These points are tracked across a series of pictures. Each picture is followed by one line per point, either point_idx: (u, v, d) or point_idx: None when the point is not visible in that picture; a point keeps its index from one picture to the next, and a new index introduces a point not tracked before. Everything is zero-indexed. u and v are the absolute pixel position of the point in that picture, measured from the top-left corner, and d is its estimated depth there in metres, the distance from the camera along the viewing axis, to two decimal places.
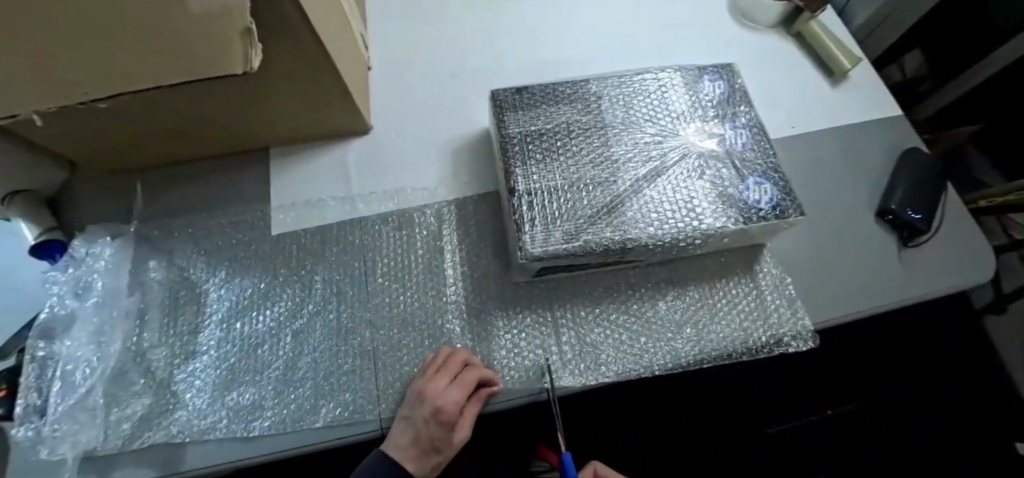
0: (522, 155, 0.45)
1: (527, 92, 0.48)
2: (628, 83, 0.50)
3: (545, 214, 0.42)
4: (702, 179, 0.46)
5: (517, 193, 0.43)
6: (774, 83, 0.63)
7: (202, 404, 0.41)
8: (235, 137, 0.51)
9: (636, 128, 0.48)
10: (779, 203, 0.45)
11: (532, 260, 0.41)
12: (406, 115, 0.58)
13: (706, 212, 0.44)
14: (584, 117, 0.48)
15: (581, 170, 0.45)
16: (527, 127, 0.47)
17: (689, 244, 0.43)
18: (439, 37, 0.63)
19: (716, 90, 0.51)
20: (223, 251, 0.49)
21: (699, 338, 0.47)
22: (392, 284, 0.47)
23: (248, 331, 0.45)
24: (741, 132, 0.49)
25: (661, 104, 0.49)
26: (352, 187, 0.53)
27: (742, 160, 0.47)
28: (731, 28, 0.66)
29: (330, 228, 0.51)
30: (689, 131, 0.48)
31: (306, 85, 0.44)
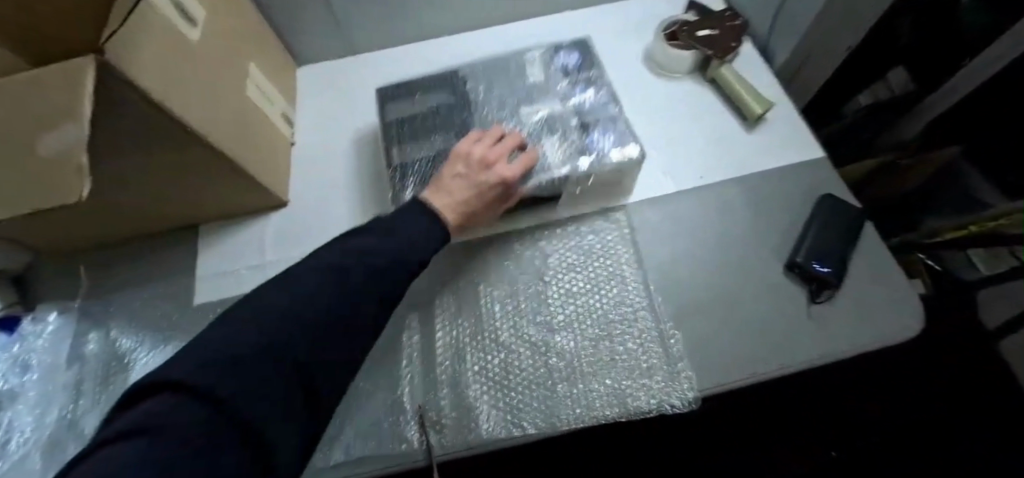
0: (400, 139, 0.58)
1: (403, 87, 0.61)
2: (494, 68, 0.63)
3: (422, 181, 0.55)
4: (551, 136, 0.56)
5: (394, 168, 0.56)
6: (685, 131, 0.63)
7: None
8: (164, 217, 0.56)
9: (497, 103, 0.60)
10: (620, 144, 0.54)
11: None
12: (321, 185, 0.62)
13: (553, 161, 0.53)
14: (454, 98, 0.61)
15: (446, 145, 0.57)
16: (406, 112, 0.60)
17: (539, 187, 0.52)
18: (362, 108, 0.68)
19: (570, 60, 0.62)
20: (154, 322, 0.54)
21: (577, 402, 0.46)
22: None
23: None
24: (587, 92, 0.59)
25: (519, 80, 0.62)
26: (267, 250, 0.58)
27: (586, 112, 0.57)
28: (644, 79, 0.67)
29: (248, 296, 0.55)
30: (543, 93, 0.60)
31: (205, 170, 0.48)
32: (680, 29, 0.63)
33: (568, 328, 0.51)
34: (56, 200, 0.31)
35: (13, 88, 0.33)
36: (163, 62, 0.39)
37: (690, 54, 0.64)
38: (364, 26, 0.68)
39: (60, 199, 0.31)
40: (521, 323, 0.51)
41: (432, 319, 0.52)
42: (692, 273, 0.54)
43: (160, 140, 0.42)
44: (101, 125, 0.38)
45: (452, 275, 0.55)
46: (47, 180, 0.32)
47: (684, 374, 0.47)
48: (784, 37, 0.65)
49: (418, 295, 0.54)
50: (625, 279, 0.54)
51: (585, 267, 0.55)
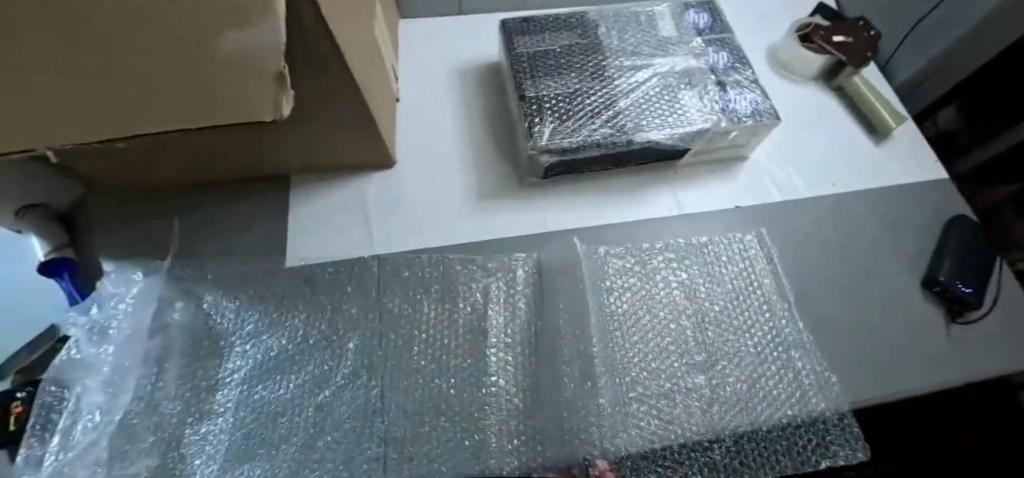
0: (530, 70, 0.52)
1: (533, 21, 0.56)
2: (624, 17, 0.58)
3: (556, 115, 0.48)
4: (690, 87, 0.50)
5: (526, 98, 0.49)
6: (814, 137, 0.60)
7: (213, 473, 0.38)
8: (262, 163, 0.50)
9: (630, 49, 0.54)
10: (761, 108, 0.50)
11: (539, 153, 0.47)
12: (430, 150, 0.56)
13: (694, 114, 0.49)
14: (583, 40, 0.55)
15: (581, 83, 0.51)
16: (535, 48, 0.54)
17: (680, 142, 0.48)
18: (471, 72, 0.62)
19: (700, 20, 0.58)
20: (248, 295, 0.47)
21: (736, 447, 0.41)
22: (420, 335, 0.45)
23: (270, 396, 0.42)
24: (720, 53, 0.54)
25: (652, 32, 0.56)
26: (378, 235, 0.51)
27: (721, 71, 0.52)
28: (769, 80, 0.65)
29: (354, 267, 0.49)
30: (679, 45, 0.55)
31: (329, 108, 0.41)
32: (816, 31, 0.61)
33: (715, 361, 0.45)
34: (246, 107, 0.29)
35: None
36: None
37: (821, 59, 0.62)
38: None
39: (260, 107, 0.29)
40: (664, 355, 0.45)
41: (562, 332, 0.46)
42: (831, 291, 0.51)
43: (305, 67, 0.35)
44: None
45: (586, 283, 0.49)
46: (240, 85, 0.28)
47: (846, 422, 0.43)
48: (914, 53, 0.64)
49: (551, 289, 0.48)
50: (771, 307, 0.49)
51: (726, 300, 0.49)
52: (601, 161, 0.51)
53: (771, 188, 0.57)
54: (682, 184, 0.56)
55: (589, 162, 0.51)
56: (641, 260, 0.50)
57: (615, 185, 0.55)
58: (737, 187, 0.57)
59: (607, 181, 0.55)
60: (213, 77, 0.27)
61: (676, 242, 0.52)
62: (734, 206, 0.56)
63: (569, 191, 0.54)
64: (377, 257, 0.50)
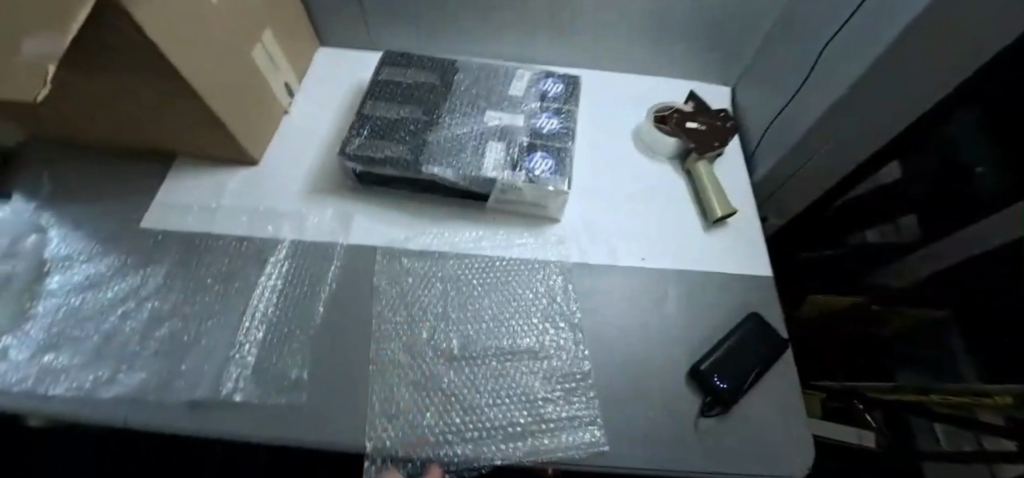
0: (378, 94, 0.61)
1: (407, 55, 0.65)
2: (486, 69, 0.64)
3: (370, 135, 0.57)
4: (500, 142, 0.57)
5: (361, 113, 0.59)
6: (646, 212, 0.63)
7: (22, 359, 0.50)
8: (145, 139, 0.61)
9: (470, 99, 0.61)
10: (557, 174, 0.55)
11: (344, 159, 0.56)
12: (294, 154, 0.65)
13: (488, 165, 0.55)
14: (439, 79, 0.63)
15: (410, 114, 0.59)
16: (394, 78, 0.63)
17: (470, 184, 0.55)
18: (360, 96, 0.71)
19: (552, 89, 0.63)
20: (100, 238, 0.58)
21: (398, 437, 0.46)
22: (207, 294, 0.54)
23: (85, 305, 0.54)
24: (552, 120, 0.60)
25: (501, 89, 0.62)
26: (214, 219, 0.59)
27: (541, 136, 0.58)
28: (628, 151, 0.68)
29: (187, 233, 0.59)
30: (518, 103, 0.61)
31: (178, 102, 0.52)
32: (671, 115, 0.65)
33: (454, 363, 0.51)
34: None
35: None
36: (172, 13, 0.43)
37: (673, 141, 0.65)
38: (396, 27, 0.73)
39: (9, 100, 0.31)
40: (398, 366, 0.50)
41: (327, 317, 0.53)
42: (596, 353, 0.53)
43: (127, 64, 0.45)
44: (91, 38, 0.41)
45: (366, 298, 0.55)
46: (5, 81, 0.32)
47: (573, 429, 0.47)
48: (774, 149, 0.67)
49: (331, 284, 0.55)
50: (544, 343, 0.54)
51: (506, 322, 0.55)
52: (409, 183, 0.58)
53: (581, 248, 0.60)
54: (502, 229, 0.60)
55: (400, 181, 0.58)
56: (449, 269, 0.57)
57: (445, 202, 0.61)
58: (549, 243, 0.60)
59: (432, 206, 0.61)
60: None
61: (491, 259, 0.58)
62: (539, 256, 0.59)
63: (387, 207, 0.60)
64: (207, 231, 0.59)
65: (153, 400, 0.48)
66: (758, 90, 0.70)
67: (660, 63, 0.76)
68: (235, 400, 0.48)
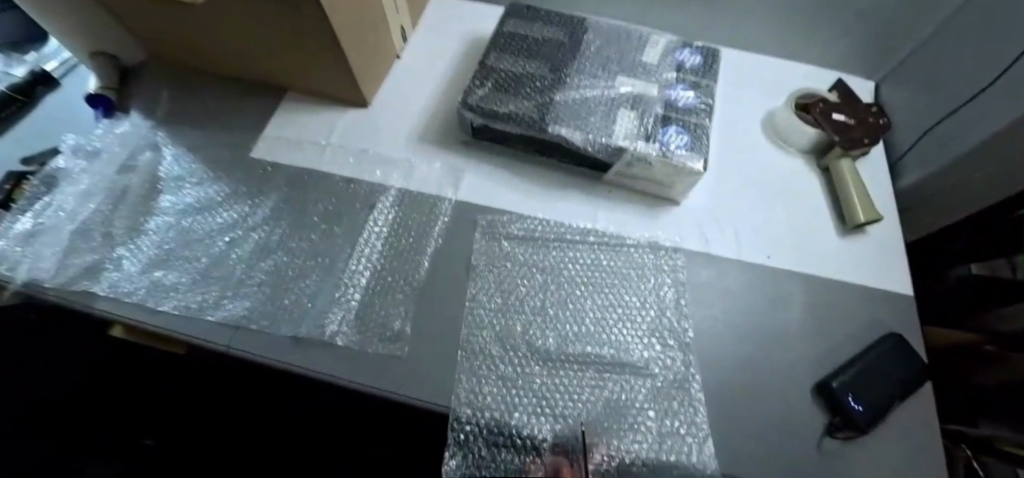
0: (502, 46, 0.57)
1: (533, 9, 0.60)
2: (617, 32, 0.59)
3: (493, 87, 0.53)
4: (632, 111, 0.52)
5: (484, 65, 0.55)
6: (778, 208, 0.57)
7: (134, 271, 0.51)
8: (260, 69, 0.60)
9: (600, 62, 0.56)
10: (693, 151, 0.50)
11: (465, 109, 0.53)
12: (403, 100, 0.63)
13: (618, 133, 0.51)
14: (567, 38, 0.58)
15: (536, 71, 0.55)
16: (520, 31, 0.58)
17: (597, 152, 0.51)
18: (472, 50, 0.68)
19: (690, 60, 0.57)
20: (211, 162, 0.58)
21: (500, 406, 0.43)
22: (314, 232, 0.53)
23: (195, 227, 0.54)
24: (689, 92, 0.54)
25: (635, 55, 0.57)
26: (321, 158, 0.58)
27: (676, 109, 0.53)
28: (758, 140, 0.62)
29: (293, 168, 0.57)
30: (652, 72, 0.56)
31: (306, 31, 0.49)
32: (816, 104, 0.58)
33: (547, 363, 0.46)
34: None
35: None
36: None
37: (814, 133, 0.59)
38: None
39: None
40: (488, 353, 0.46)
41: (433, 271, 0.51)
42: (711, 377, 0.47)
43: None
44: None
45: (473, 257, 0.52)
46: None
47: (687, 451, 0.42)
48: (931, 153, 0.58)
49: (437, 239, 0.53)
50: (649, 357, 0.47)
51: (608, 327, 0.49)
52: (527, 143, 0.54)
53: (702, 237, 0.55)
54: (615, 205, 0.56)
55: (517, 141, 0.55)
56: (549, 259, 0.52)
57: (557, 184, 0.56)
58: (666, 228, 0.55)
59: (541, 185, 0.56)
60: None
61: (595, 256, 0.53)
62: (654, 239, 0.54)
63: (497, 170, 0.57)
64: (314, 169, 0.57)
65: (256, 330, 0.47)
66: (918, 87, 0.62)
67: (800, 46, 0.69)
68: (337, 342, 0.46)
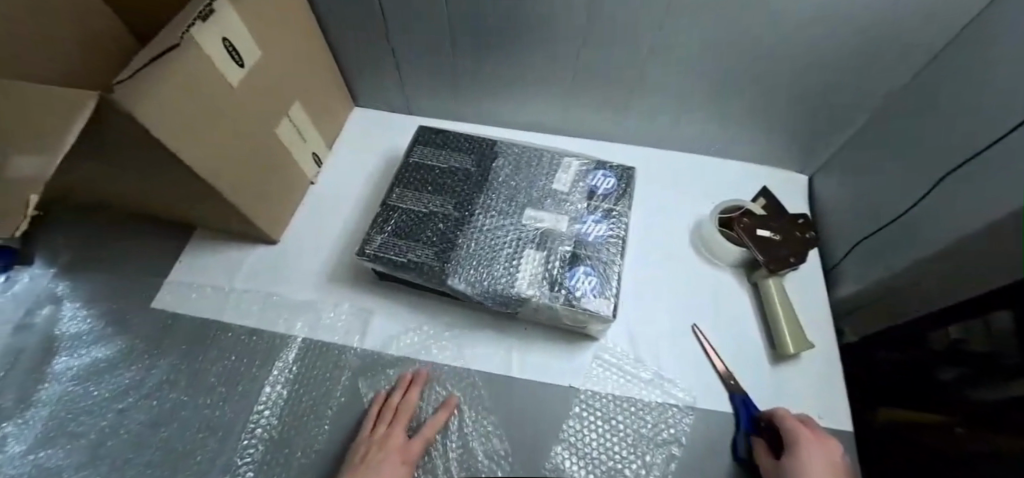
0: (405, 179, 0.55)
1: (441, 134, 0.58)
2: (527, 156, 0.57)
3: (393, 232, 0.51)
4: (538, 251, 0.50)
5: (384, 205, 0.53)
6: (705, 338, 0.54)
7: (15, 454, 0.47)
8: (161, 214, 0.58)
9: (508, 193, 0.54)
10: (601, 295, 0.48)
11: (364, 259, 0.50)
12: (317, 232, 0.61)
13: (523, 280, 0.48)
14: (473, 166, 0.56)
15: (439, 208, 0.52)
16: (425, 160, 0.56)
17: (501, 302, 0.48)
18: (393, 168, 0.66)
19: (603, 185, 0.55)
20: (113, 316, 0.56)
21: None
22: (211, 396, 0.50)
23: (87, 394, 0.51)
24: (599, 224, 0.52)
25: (544, 182, 0.55)
26: (224, 307, 0.55)
27: (586, 244, 0.51)
28: (684, 255, 0.59)
29: (196, 321, 0.55)
30: (562, 202, 0.54)
31: (195, 193, 0.48)
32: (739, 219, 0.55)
33: None
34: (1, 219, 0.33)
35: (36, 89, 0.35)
36: (176, 101, 0.39)
37: (739, 250, 0.56)
38: (436, 92, 0.67)
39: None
40: None
41: (335, 438, 0.48)
42: None
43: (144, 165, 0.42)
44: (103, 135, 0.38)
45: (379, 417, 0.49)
46: (1, 200, 0.34)
47: None
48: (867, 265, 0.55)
49: (342, 397, 0.50)
50: None
51: None
52: (432, 288, 0.52)
53: (622, 381, 0.51)
54: (533, 348, 0.53)
55: (422, 285, 0.52)
56: (456, 421, 0.49)
57: (471, 330, 0.54)
58: (582, 372, 0.51)
59: (454, 332, 0.54)
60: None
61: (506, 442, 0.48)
62: (568, 383, 0.51)
63: (408, 311, 0.55)
64: (216, 321, 0.55)
65: None
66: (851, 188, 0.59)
67: (728, 144, 0.66)
68: None
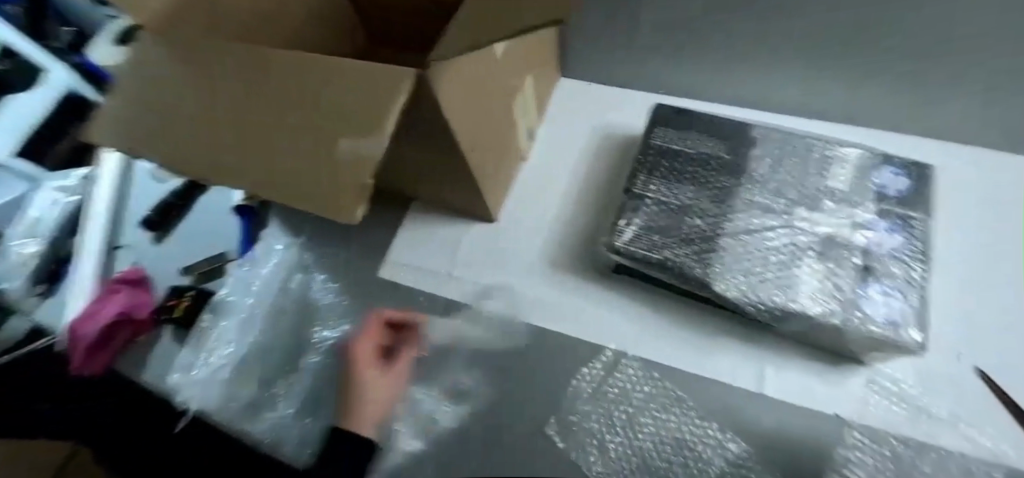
0: (650, 166, 0.50)
1: (684, 115, 0.52)
2: (791, 144, 0.49)
3: (644, 224, 0.47)
4: (820, 261, 0.43)
5: (629, 193, 0.49)
6: (1015, 377, 0.44)
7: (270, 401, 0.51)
8: (390, 187, 0.60)
9: (774, 188, 0.47)
10: (906, 323, 0.40)
11: (611, 252, 0.47)
12: (531, 214, 0.59)
13: (804, 293, 0.42)
14: (728, 155, 0.49)
15: (694, 201, 0.47)
16: (670, 145, 0.51)
17: (774, 314, 0.43)
18: (604, 149, 0.61)
19: (893, 185, 0.46)
20: (347, 283, 0.59)
21: None
22: (446, 371, 0.52)
23: (327, 352, 0.54)
24: (894, 234, 0.44)
25: (818, 178, 0.47)
26: (449, 286, 0.57)
27: (879, 258, 0.43)
28: (977, 276, 0.48)
29: (424, 297, 0.57)
30: (843, 203, 0.45)
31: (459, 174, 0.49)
32: None
33: None
34: (332, 209, 0.28)
35: (354, 66, 0.30)
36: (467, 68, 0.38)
37: None
38: (657, 67, 0.60)
39: (335, 214, 0.27)
40: None
41: (574, 425, 0.47)
42: None
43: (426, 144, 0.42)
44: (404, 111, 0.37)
45: (616, 409, 0.48)
46: (326, 185, 0.28)
47: None
48: None
49: (574, 389, 0.49)
50: None
51: None
52: (677, 288, 0.48)
53: (909, 416, 0.44)
54: (789, 365, 0.47)
55: (665, 284, 0.48)
56: (703, 414, 0.47)
57: (716, 338, 0.49)
58: (852, 400, 0.45)
59: (691, 336, 0.50)
60: (313, 173, 0.29)
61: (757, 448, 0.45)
62: (835, 412, 0.44)
63: (639, 307, 0.52)
64: (442, 298, 0.56)
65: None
66: None
67: None
68: None
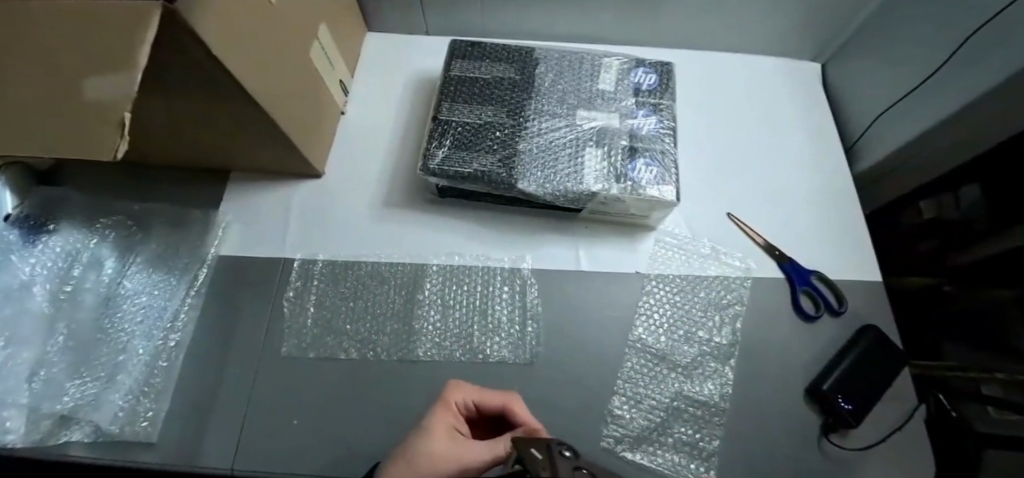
0: (453, 94, 0.54)
1: (477, 46, 0.57)
2: (568, 60, 0.57)
3: (453, 144, 0.51)
4: (598, 148, 0.52)
5: (437, 120, 0.53)
6: (752, 215, 0.59)
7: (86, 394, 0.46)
8: (200, 158, 0.56)
9: (557, 97, 0.54)
10: (662, 183, 0.50)
11: (428, 175, 0.50)
12: (360, 161, 0.60)
13: (589, 175, 0.50)
14: (517, 75, 0.55)
15: (494, 117, 0.53)
16: (468, 73, 0.55)
17: (570, 198, 0.50)
18: (423, 91, 0.64)
19: (645, 81, 0.56)
20: (168, 266, 0.54)
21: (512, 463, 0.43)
22: (294, 323, 0.51)
23: (151, 330, 0.51)
24: (650, 117, 0.54)
25: (590, 84, 0.56)
26: (285, 245, 0.56)
27: (641, 138, 0.53)
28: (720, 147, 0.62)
29: (260, 260, 0.55)
30: (611, 101, 0.55)
31: (256, 127, 0.47)
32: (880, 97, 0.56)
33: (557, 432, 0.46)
34: (92, 154, 0.29)
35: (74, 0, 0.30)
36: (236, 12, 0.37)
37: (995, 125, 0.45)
38: (456, 7, 0.64)
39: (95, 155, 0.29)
40: None
41: (426, 338, 0.51)
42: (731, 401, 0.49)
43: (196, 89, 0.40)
44: (156, 58, 0.35)
45: (462, 314, 0.52)
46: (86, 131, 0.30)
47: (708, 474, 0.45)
48: (879, 139, 0.60)
49: (422, 306, 0.53)
50: (664, 385, 0.50)
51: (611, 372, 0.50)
52: (496, 197, 0.53)
53: (684, 258, 0.56)
54: (597, 241, 0.56)
55: (485, 195, 0.54)
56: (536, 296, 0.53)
57: (538, 236, 0.56)
58: (645, 258, 0.55)
59: (518, 237, 0.56)
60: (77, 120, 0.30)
61: (582, 313, 0.52)
62: (635, 271, 0.54)
63: (471, 226, 0.56)
64: (279, 257, 0.55)
65: (252, 439, 0.45)
66: (866, 70, 0.62)
67: (748, 40, 0.68)
68: (338, 435, 0.45)
